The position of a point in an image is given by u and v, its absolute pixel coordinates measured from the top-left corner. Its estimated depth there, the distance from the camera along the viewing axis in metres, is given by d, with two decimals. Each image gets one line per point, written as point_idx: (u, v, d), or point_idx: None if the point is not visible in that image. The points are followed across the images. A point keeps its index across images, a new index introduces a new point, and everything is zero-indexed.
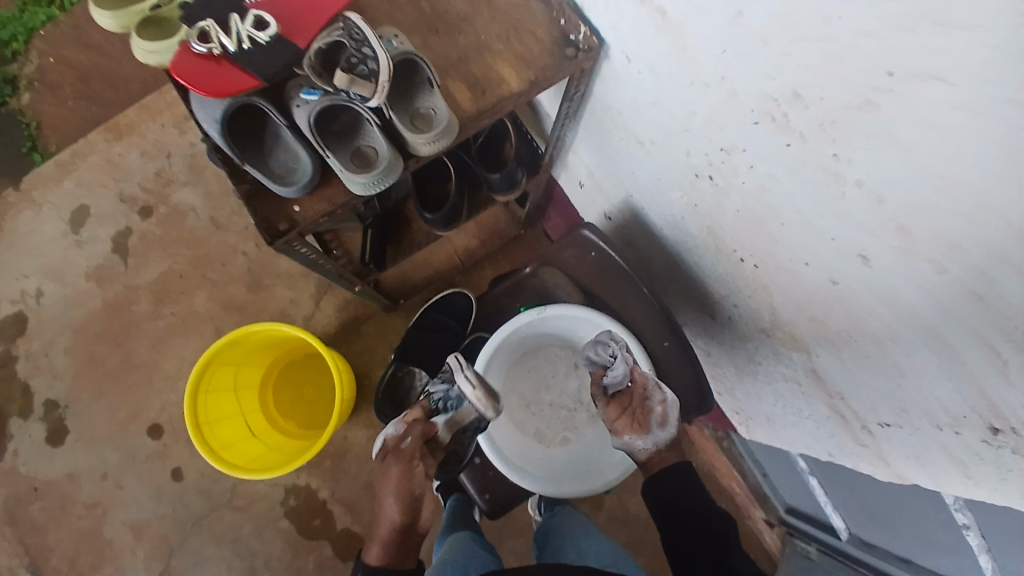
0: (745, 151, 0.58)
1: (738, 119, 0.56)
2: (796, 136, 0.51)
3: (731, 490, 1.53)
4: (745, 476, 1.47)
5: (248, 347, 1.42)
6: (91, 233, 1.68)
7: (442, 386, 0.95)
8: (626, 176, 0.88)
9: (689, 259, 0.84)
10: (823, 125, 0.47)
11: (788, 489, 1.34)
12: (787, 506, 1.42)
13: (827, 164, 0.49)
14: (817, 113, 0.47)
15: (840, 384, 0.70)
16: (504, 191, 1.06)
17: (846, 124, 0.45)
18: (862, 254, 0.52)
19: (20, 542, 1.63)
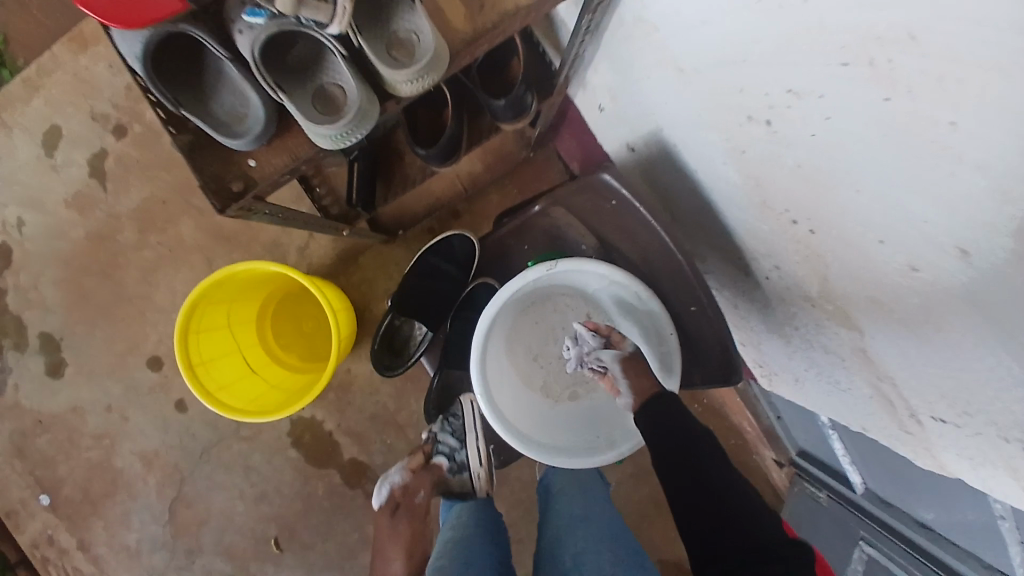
0: (823, 97, 0.45)
1: (821, 56, 0.43)
2: (899, 89, 0.38)
3: (742, 427, 1.46)
4: (757, 418, 1.41)
5: (238, 284, 1.34)
6: (67, 157, 1.56)
7: (450, 439, 1.00)
8: (656, 106, 0.73)
9: (725, 209, 0.72)
10: (941, 80, 0.35)
11: (802, 434, 1.27)
12: (799, 449, 1.36)
13: (936, 133, 0.37)
14: (933, 64, 0.35)
15: (891, 369, 0.60)
16: (510, 120, 0.92)
17: (977, 86, 0.33)
18: (959, 246, 0.41)
19: (32, 473, 1.63)
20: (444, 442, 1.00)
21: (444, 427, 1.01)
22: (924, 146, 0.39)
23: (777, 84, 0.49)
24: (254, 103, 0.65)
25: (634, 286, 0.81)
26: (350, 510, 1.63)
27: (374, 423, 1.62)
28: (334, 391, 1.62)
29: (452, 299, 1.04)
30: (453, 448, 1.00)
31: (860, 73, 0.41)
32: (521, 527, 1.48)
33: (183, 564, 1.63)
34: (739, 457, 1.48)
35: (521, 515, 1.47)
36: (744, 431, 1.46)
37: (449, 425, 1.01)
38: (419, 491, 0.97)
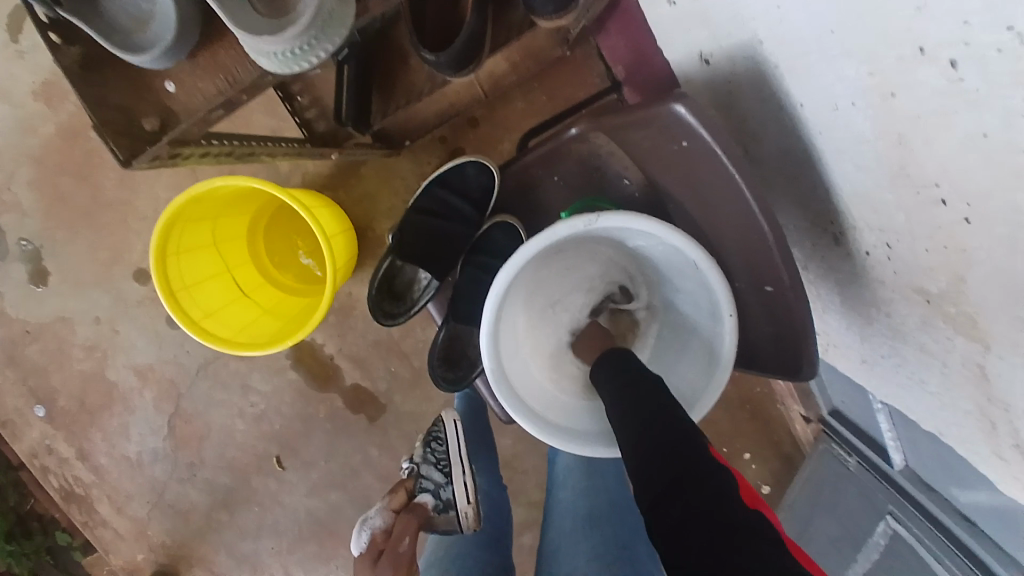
0: None
1: None
2: None
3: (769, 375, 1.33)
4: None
5: (223, 198, 1.18)
6: (30, 38, 1.36)
7: (434, 476, 0.98)
8: (754, 9, 0.53)
9: (832, 158, 0.54)
10: None
11: (838, 394, 1.13)
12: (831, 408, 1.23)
13: None
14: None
15: (1017, 401, 0.44)
16: (549, 15, 0.72)
17: None
18: None
19: (24, 383, 1.55)
20: (428, 482, 0.97)
21: (428, 463, 0.99)
22: None
23: (990, 11, 0.29)
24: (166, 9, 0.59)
25: (692, 253, 0.64)
26: (353, 433, 1.55)
27: (378, 348, 1.51)
28: (335, 314, 1.50)
29: (464, 238, 0.88)
30: (438, 484, 0.97)
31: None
32: (525, 459, 1.39)
33: (185, 477, 1.58)
34: (760, 407, 1.36)
35: (528, 451, 1.38)
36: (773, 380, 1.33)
37: (433, 457, 1.00)
38: (405, 536, 0.87)
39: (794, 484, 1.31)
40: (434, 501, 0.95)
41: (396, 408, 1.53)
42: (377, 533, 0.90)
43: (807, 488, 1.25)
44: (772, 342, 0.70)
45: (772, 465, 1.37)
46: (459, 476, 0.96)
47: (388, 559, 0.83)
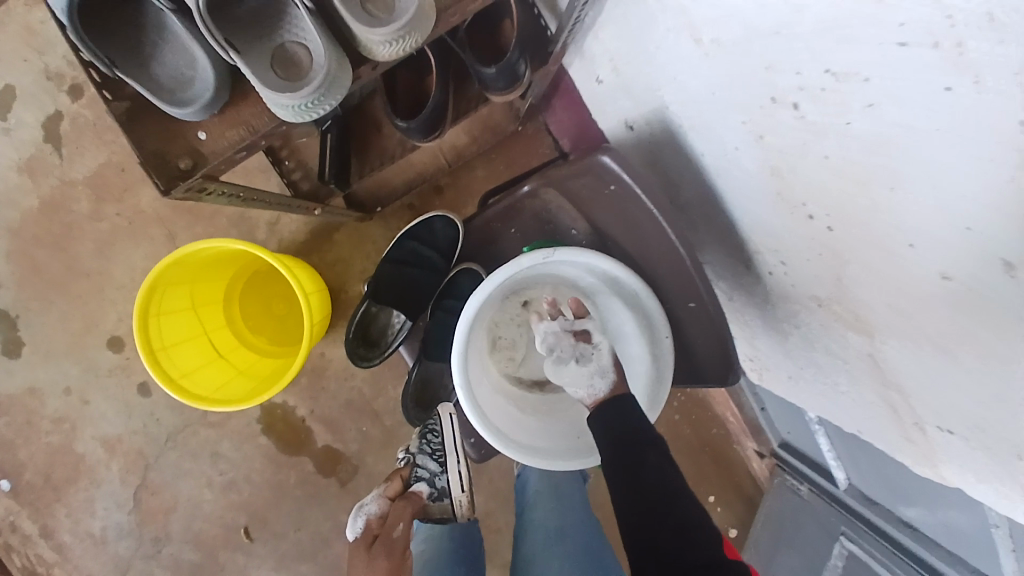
0: (866, 82, 0.37)
1: (870, 32, 0.35)
2: (966, 79, 0.31)
3: (724, 417, 1.42)
4: (742, 408, 1.36)
5: (203, 263, 1.26)
6: (18, 118, 1.45)
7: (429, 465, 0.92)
8: (663, 78, 0.66)
9: (731, 197, 0.65)
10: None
11: (785, 426, 1.23)
12: (781, 440, 1.32)
13: (1006, 135, 0.31)
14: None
15: (904, 378, 0.54)
16: (502, 89, 0.84)
17: None
18: (1008, 261, 0.35)
19: None
20: (422, 468, 0.91)
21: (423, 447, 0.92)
22: (994, 149, 0.32)
23: (810, 61, 0.41)
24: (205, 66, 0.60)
25: (632, 282, 0.74)
26: (323, 500, 1.56)
27: (349, 409, 1.55)
28: (307, 376, 1.54)
29: (434, 286, 0.97)
30: (433, 472, 0.91)
31: (920, 55, 0.33)
32: (498, 517, 1.42)
33: (149, 554, 1.56)
34: (719, 448, 1.43)
35: (500, 505, 1.42)
36: (727, 421, 1.42)
37: (428, 446, 0.92)
38: (402, 519, 0.82)
39: (756, 523, 1.37)
40: (429, 491, 0.90)
41: (368, 469, 1.56)
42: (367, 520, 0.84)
43: (765, 524, 1.32)
44: (713, 357, 0.79)
45: (733, 507, 1.43)
46: (454, 466, 0.89)
47: (382, 543, 0.76)
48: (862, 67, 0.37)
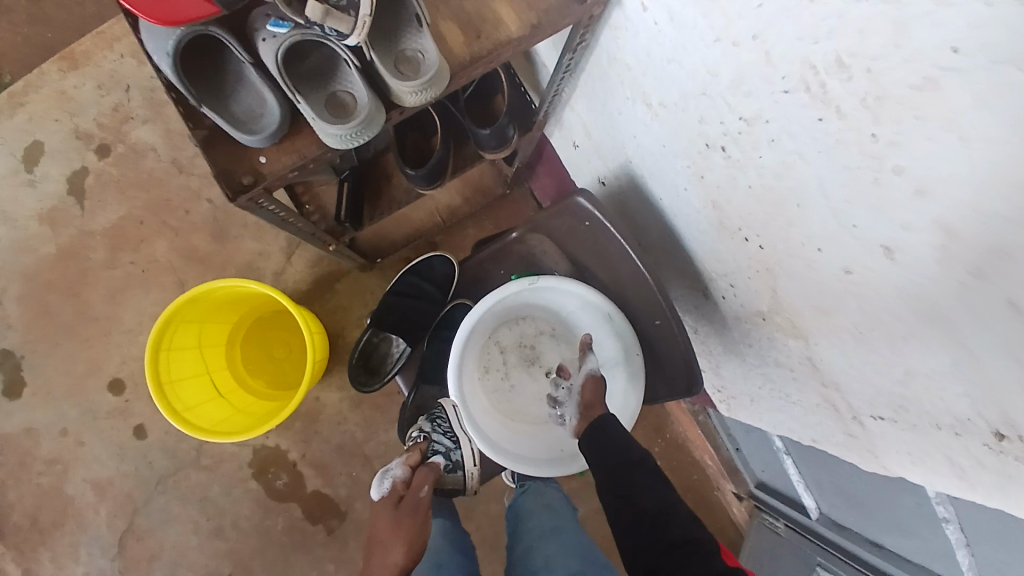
0: (768, 122, 0.51)
1: (768, 84, 0.49)
2: (832, 110, 0.45)
3: (703, 462, 1.51)
4: (718, 450, 1.45)
5: (213, 303, 1.35)
6: (45, 171, 1.54)
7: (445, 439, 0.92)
8: (628, 139, 0.80)
9: (688, 234, 0.78)
10: (867, 100, 0.41)
11: (760, 464, 1.32)
12: (757, 481, 1.40)
13: (864, 146, 0.44)
14: (866, 84, 0.41)
15: (837, 374, 0.65)
16: (493, 148, 0.96)
17: (898, 104, 0.40)
18: (885, 245, 0.47)
19: None
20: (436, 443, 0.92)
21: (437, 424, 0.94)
22: (859, 159, 0.45)
23: (730, 112, 0.56)
24: (271, 99, 0.59)
25: (607, 305, 0.86)
26: (310, 547, 1.58)
27: (340, 453, 1.60)
28: (302, 420, 1.60)
29: (431, 318, 1.08)
30: (449, 447, 0.91)
31: (800, 99, 0.47)
32: (485, 561, 1.46)
33: None
34: (700, 492, 1.52)
35: (488, 552, 1.46)
36: (705, 465, 1.50)
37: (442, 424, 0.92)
38: (423, 485, 0.84)
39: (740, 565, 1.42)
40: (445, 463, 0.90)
41: (357, 515, 1.59)
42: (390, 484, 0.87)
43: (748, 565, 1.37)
44: (680, 371, 0.89)
45: None
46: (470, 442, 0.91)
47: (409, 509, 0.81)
48: (765, 112, 0.51)
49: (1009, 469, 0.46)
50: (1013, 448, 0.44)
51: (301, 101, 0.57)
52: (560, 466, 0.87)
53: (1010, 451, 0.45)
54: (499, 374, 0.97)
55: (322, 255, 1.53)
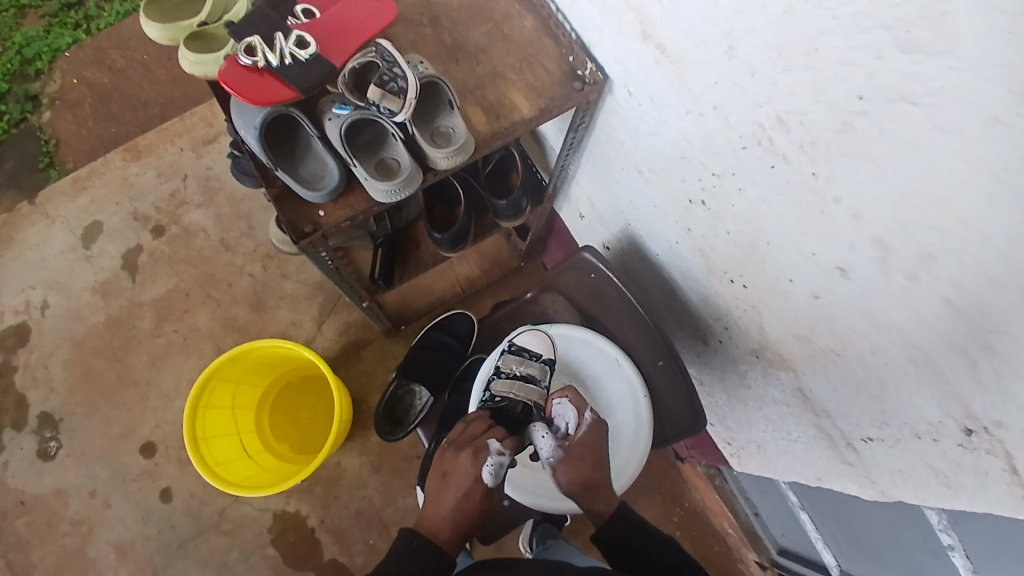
0: (735, 175, 0.65)
1: (731, 145, 0.63)
2: (780, 158, 0.58)
3: (724, 531, 1.45)
4: (736, 515, 1.41)
5: (249, 363, 1.44)
6: (102, 247, 1.64)
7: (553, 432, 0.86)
8: (626, 204, 0.94)
9: (685, 285, 0.90)
10: (803, 147, 0.54)
11: (778, 528, 1.31)
12: (779, 547, 1.37)
13: (809, 184, 0.56)
14: (801, 134, 0.54)
15: (827, 402, 0.73)
16: (509, 218, 1.08)
17: (825, 146, 0.52)
18: (841, 267, 0.58)
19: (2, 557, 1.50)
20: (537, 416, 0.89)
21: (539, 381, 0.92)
22: (807, 197, 0.57)
23: (705, 170, 0.70)
24: (332, 163, 0.72)
25: (613, 351, 0.95)
26: None
27: (359, 519, 1.54)
28: (322, 484, 1.56)
29: (454, 368, 1.21)
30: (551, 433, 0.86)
31: (755, 151, 0.60)
32: None
33: None
34: (722, 566, 1.45)
35: None
36: (727, 535, 1.45)
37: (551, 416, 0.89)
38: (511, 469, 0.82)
39: None
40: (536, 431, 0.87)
41: None
42: (469, 457, 0.79)
43: None
44: (683, 412, 0.97)
45: None
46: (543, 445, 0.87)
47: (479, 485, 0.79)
48: (732, 166, 0.64)
49: (982, 463, 0.53)
50: (981, 440, 0.52)
51: (357, 165, 0.71)
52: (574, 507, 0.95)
53: (981, 445, 0.52)
54: None
55: (350, 323, 1.62)
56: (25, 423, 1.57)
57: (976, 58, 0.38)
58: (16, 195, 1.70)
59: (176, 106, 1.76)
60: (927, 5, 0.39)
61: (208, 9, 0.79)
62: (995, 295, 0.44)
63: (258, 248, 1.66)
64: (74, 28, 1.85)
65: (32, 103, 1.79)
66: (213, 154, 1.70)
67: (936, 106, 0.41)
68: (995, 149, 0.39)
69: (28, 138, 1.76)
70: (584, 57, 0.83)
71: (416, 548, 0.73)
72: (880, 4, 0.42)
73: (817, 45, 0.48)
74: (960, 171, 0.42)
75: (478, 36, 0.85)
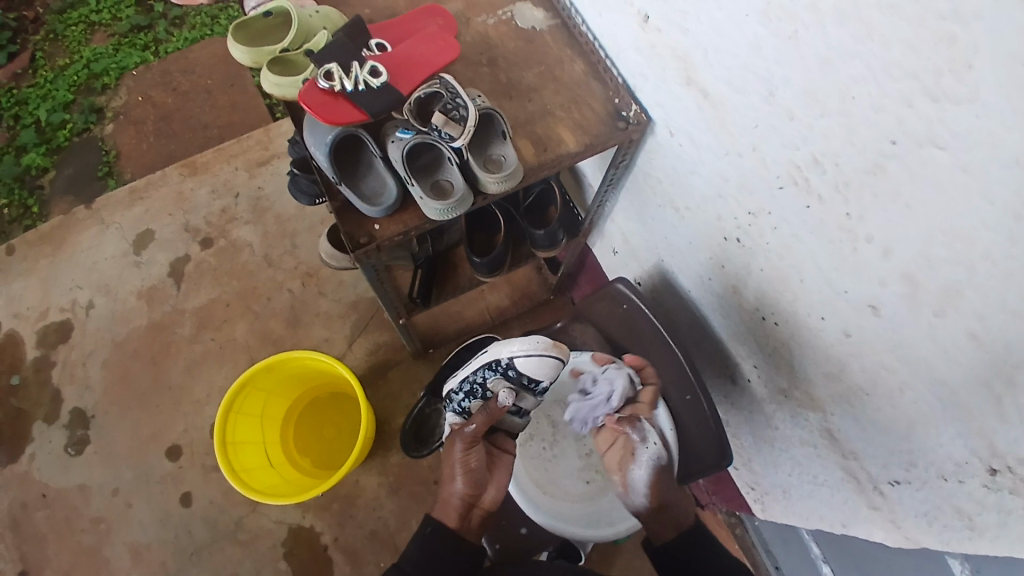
0: (770, 214, 0.69)
1: (767, 184, 0.68)
2: (814, 197, 0.62)
3: None
4: (758, 570, 1.37)
5: (281, 374, 1.49)
6: (151, 255, 1.71)
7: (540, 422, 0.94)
8: (661, 241, 0.99)
9: (717, 321, 0.93)
10: (837, 187, 0.58)
11: None
12: None
13: (842, 224, 0.60)
14: (835, 175, 0.58)
15: (854, 443, 0.75)
16: (545, 248, 1.12)
17: (857, 186, 0.56)
18: (872, 304, 0.61)
19: (18, 549, 1.49)
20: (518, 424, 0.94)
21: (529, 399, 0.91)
22: (839, 235, 0.61)
23: (741, 209, 0.74)
24: (391, 182, 0.78)
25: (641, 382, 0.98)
26: None
27: (372, 541, 1.49)
28: (339, 502, 1.52)
29: None
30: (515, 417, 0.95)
31: (791, 191, 0.65)
32: None
33: None
34: None
35: None
36: None
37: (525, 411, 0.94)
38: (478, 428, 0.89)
39: None
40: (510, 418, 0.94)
41: None
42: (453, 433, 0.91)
43: None
44: (710, 449, 0.98)
45: None
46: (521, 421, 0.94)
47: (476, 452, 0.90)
48: (768, 206, 0.69)
49: (1006, 503, 0.54)
50: (1005, 479, 0.54)
51: (414, 184, 0.76)
52: (601, 535, 0.99)
53: (1005, 484, 0.54)
54: (546, 445, 1.09)
55: (380, 344, 1.65)
56: (57, 418, 1.60)
57: (998, 106, 0.41)
58: (73, 202, 1.82)
59: (233, 129, 1.86)
60: (954, 58, 0.43)
61: (291, 37, 0.86)
62: (1021, 331, 0.46)
63: (299, 265, 1.71)
64: (143, 49, 1.97)
65: (97, 115, 1.89)
66: (264, 175, 1.78)
67: (965, 149, 0.45)
68: (1015, 190, 0.43)
69: (91, 148, 1.87)
70: (629, 99, 0.88)
71: (428, 533, 0.86)
72: (910, 56, 0.46)
73: (851, 93, 0.53)
74: (983, 211, 0.46)
75: (531, 76, 0.91)
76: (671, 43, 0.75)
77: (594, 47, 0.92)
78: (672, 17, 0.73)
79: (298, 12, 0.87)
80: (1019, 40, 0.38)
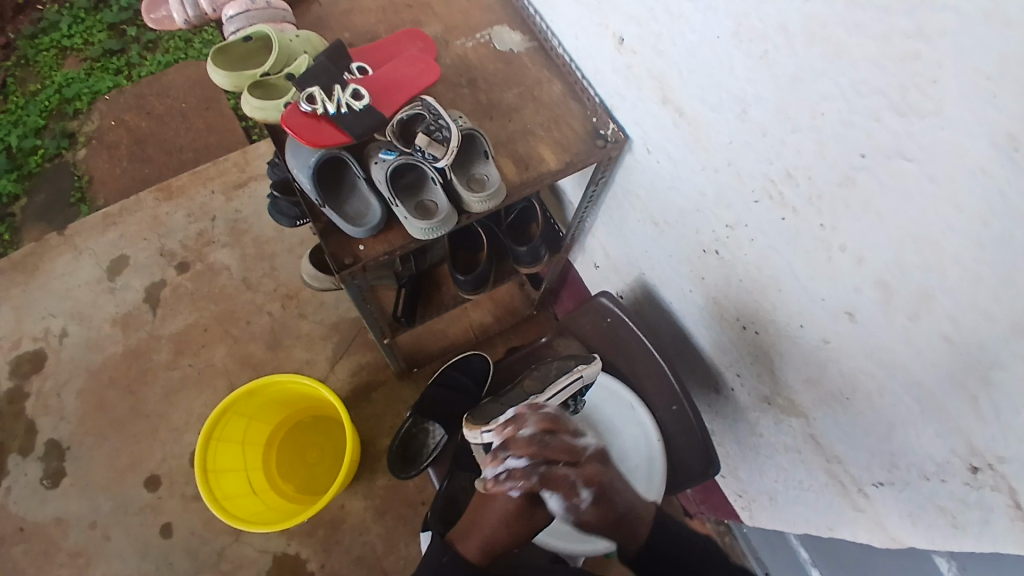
0: (747, 226, 0.71)
1: (743, 198, 0.69)
2: (789, 210, 0.64)
3: None
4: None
5: (263, 399, 1.47)
6: (127, 281, 1.69)
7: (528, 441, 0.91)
8: (641, 255, 1.01)
9: (698, 331, 0.95)
10: (811, 200, 0.60)
11: None
12: None
13: (816, 234, 0.62)
14: (808, 187, 0.60)
15: (837, 447, 0.76)
16: (528, 263, 1.13)
17: (830, 198, 0.58)
18: (848, 311, 0.63)
19: None
20: None
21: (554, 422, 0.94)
22: (815, 245, 0.63)
23: (718, 222, 0.76)
24: (375, 202, 0.78)
25: (629, 395, 0.98)
26: None
27: (359, 566, 1.46)
28: (324, 526, 1.49)
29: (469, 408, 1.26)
30: None
31: (766, 204, 0.66)
32: None
33: None
34: None
35: None
36: None
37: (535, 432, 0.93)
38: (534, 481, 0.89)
39: None
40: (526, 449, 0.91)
41: None
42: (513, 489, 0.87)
43: None
44: (696, 458, 0.99)
45: None
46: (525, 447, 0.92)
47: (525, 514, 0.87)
48: (744, 218, 0.71)
49: (987, 499, 0.56)
50: (985, 476, 0.55)
51: (399, 204, 0.76)
52: (592, 548, 0.98)
53: (986, 481, 0.55)
54: None
55: (363, 364, 1.64)
56: (31, 450, 1.56)
57: (961, 117, 0.43)
58: (45, 229, 1.79)
59: (209, 152, 1.85)
60: (919, 74, 0.45)
61: (272, 61, 0.86)
62: (992, 333, 0.48)
63: (279, 287, 1.70)
64: (116, 74, 1.96)
65: (69, 141, 1.87)
66: (242, 198, 1.77)
67: (932, 159, 0.47)
68: (981, 197, 0.44)
69: (64, 174, 1.84)
70: (607, 118, 0.90)
71: (446, 562, 0.87)
72: (877, 73, 0.48)
73: (821, 109, 0.55)
74: (951, 218, 0.47)
75: (510, 97, 0.92)
76: (646, 62, 0.77)
77: (571, 68, 0.94)
78: (647, 40, 0.75)
79: (278, 36, 0.88)
80: (980, 56, 0.41)
